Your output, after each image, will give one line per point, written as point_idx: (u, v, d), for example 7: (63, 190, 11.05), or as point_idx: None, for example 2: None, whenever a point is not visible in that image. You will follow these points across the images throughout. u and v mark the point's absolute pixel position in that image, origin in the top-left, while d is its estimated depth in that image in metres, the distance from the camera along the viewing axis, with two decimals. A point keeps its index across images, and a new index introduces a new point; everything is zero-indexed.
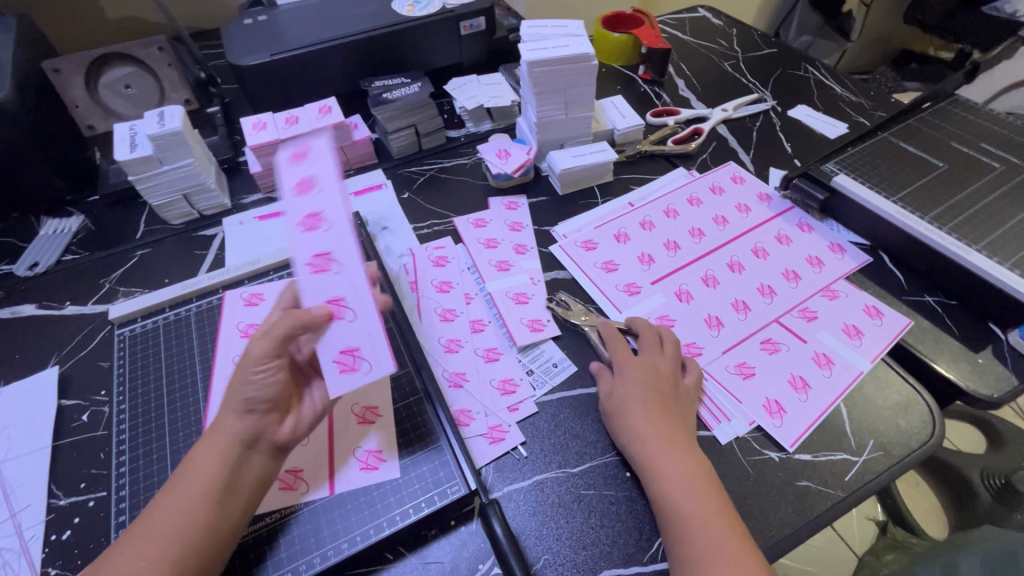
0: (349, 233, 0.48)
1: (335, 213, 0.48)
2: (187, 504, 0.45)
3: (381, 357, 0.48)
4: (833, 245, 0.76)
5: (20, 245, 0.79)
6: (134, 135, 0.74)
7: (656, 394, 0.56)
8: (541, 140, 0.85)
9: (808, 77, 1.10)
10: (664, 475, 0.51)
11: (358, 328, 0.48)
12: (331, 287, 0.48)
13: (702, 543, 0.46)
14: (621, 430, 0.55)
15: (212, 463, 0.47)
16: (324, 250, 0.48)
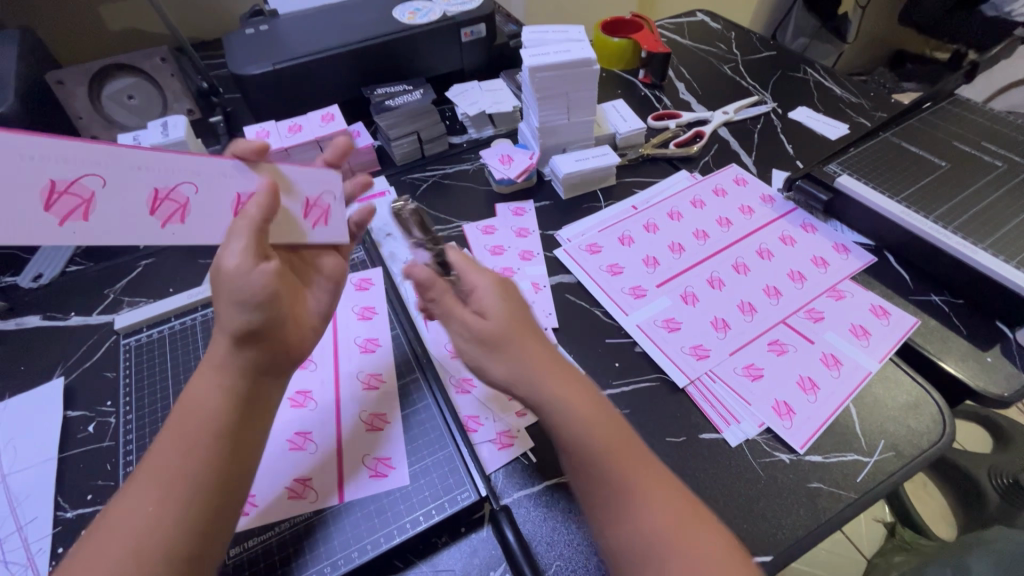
0: (117, 154, 0.42)
1: (73, 157, 0.40)
2: (191, 438, 0.42)
3: (330, 181, 0.55)
4: (838, 245, 0.76)
5: (24, 256, 0.79)
6: (139, 145, 0.74)
7: (520, 317, 0.50)
8: (544, 144, 0.85)
9: (807, 79, 1.10)
10: (570, 410, 0.45)
11: (298, 184, 0.52)
12: (208, 202, 0.47)
13: (624, 478, 0.44)
14: (510, 367, 0.47)
15: (215, 393, 0.44)
16: (148, 188, 0.44)
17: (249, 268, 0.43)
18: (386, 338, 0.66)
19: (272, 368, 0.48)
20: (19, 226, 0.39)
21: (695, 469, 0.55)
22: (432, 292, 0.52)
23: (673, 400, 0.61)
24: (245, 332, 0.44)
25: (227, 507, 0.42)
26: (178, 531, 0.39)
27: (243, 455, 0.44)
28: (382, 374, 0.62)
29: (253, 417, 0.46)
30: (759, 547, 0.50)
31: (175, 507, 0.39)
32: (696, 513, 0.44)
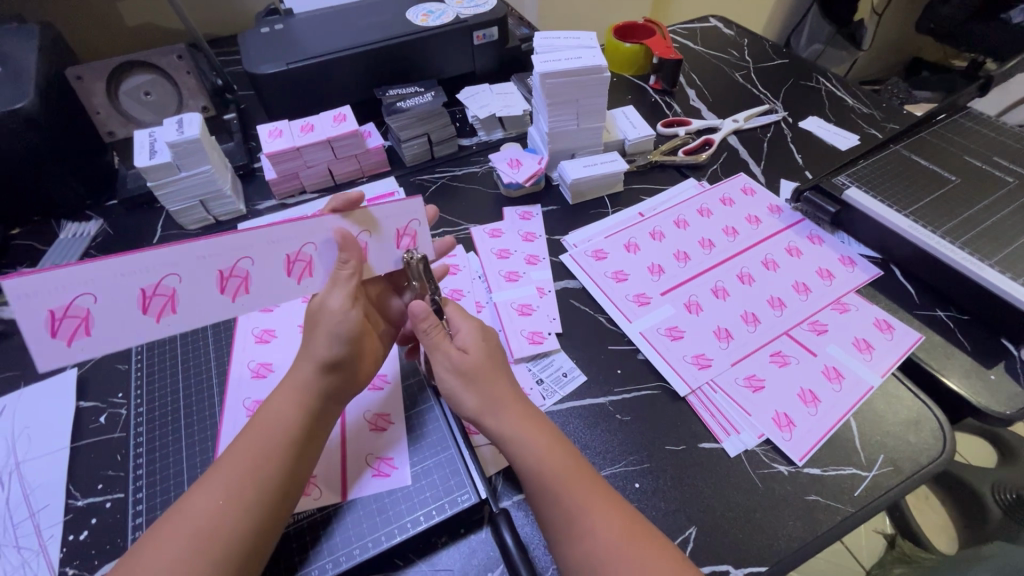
0: (254, 236, 0.50)
1: (226, 248, 0.50)
2: (268, 449, 0.49)
3: (414, 210, 0.56)
4: (844, 258, 0.76)
5: (39, 248, 0.80)
6: (155, 141, 0.76)
7: (495, 356, 0.56)
8: (553, 150, 0.86)
9: (819, 88, 1.10)
10: (526, 439, 0.51)
11: (386, 220, 0.56)
12: (327, 252, 0.54)
13: (577, 500, 0.48)
14: (477, 399, 0.53)
15: (292, 412, 0.52)
16: (281, 255, 0.52)
17: (343, 309, 0.53)
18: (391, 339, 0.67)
19: (342, 395, 0.56)
20: (210, 307, 0.51)
21: (694, 478, 0.56)
22: (421, 326, 0.55)
23: (674, 409, 0.61)
24: (331, 363, 0.53)
25: (286, 510, 0.49)
26: (244, 525, 0.45)
27: (303, 467, 0.51)
28: (387, 375, 0.63)
29: (318, 435, 0.53)
30: (755, 558, 0.51)
31: (242, 503, 0.46)
32: (645, 533, 0.47)
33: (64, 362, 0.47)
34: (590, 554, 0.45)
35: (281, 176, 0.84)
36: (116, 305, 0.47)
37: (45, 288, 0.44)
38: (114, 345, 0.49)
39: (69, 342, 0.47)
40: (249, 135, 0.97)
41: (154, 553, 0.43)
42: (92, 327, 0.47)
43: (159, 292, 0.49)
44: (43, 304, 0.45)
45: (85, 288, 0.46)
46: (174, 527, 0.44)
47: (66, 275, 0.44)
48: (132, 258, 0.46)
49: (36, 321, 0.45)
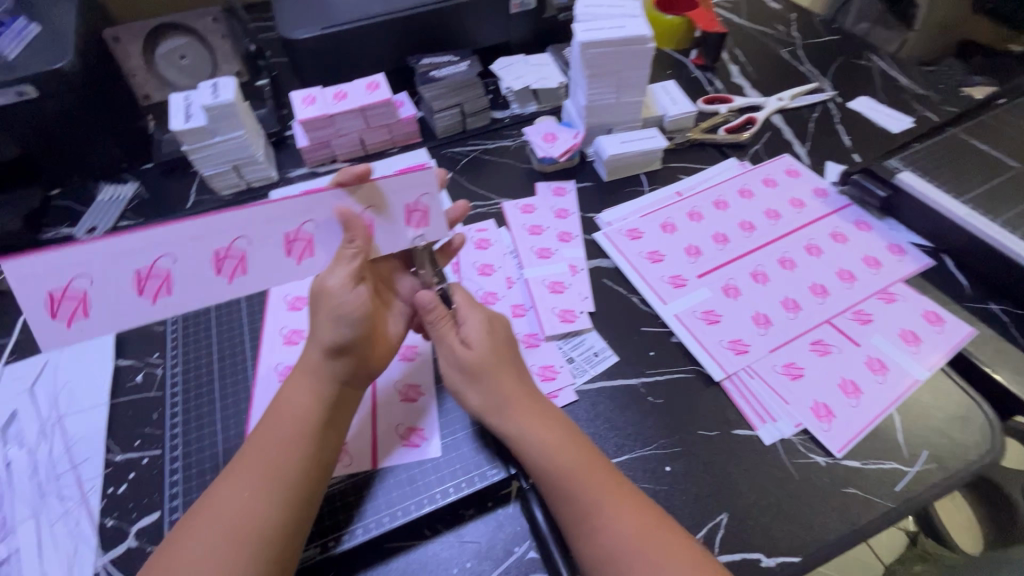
0: (248, 215, 0.49)
1: (220, 228, 0.49)
2: (288, 439, 0.47)
3: (425, 183, 0.54)
4: (893, 246, 0.73)
5: (78, 209, 0.82)
6: (189, 105, 0.75)
7: (502, 349, 0.54)
8: (589, 124, 0.83)
9: (871, 67, 1.04)
10: (534, 433, 0.49)
11: (395, 196, 0.54)
12: (328, 231, 0.52)
13: (590, 495, 0.46)
14: (484, 395, 0.52)
15: (308, 399, 0.50)
16: (280, 235, 0.51)
17: (347, 288, 0.51)
18: None
19: (357, 380, 0.54)
20: (208, 289, 0.51)
21: (727, 465, 0.54)
22: (429, 316, 0.55)
23: (708, 395, 0.60)
24: (337, 346, 0.51)
25: (314, 501, 0.47)
26: (271, 519, 0.44)
27: (327, 457, 0.49)
28: (417, 346, 0.63)
29: (337, 422, 0.51)
30: (788, 548, 0.49)
31: (267, 495, 0.44)
32: (662, 526, 0.45)
33: (67, 340, 0.49)
34: (607, 551, 0.44)
35: (313, 143, 0.83)
36: (111, 286, 0.48)
37: (41, 270, 0.45)
38: (112, 329, 0.50)
39: (68, 323, 0.48)
40: (281, 102, 0.96)
41: (186, 549, 0.42)
42: (88, 309, 0.48)
43: (153, 274, 0.49)
44: (40, 287, 0.46)
45: (79, 270, 0.47)
46: (202, 522, 0.43)
47: (60, 257, 0.45)
48: (122, 239, 0.46)
49: (36, 303, 0.46)
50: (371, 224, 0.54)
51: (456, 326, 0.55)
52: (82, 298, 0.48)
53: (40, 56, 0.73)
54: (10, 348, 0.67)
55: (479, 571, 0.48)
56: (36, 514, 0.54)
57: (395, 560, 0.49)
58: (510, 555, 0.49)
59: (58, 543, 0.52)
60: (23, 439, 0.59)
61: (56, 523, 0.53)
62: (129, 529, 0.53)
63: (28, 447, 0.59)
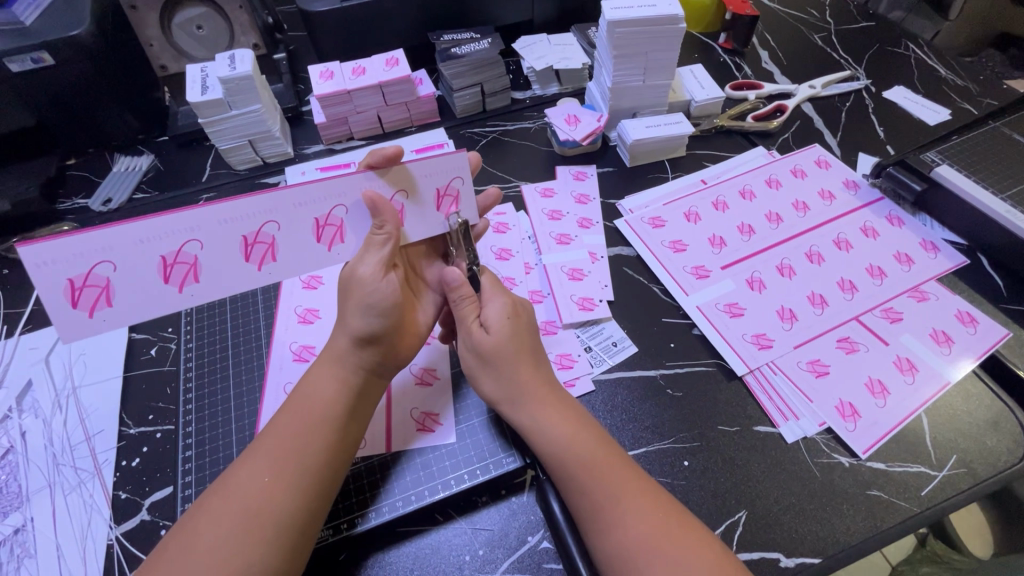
0: (279, 199, 0.48)
1: (250, 212, 0.48)
2: (311, 426, 0.47)
3: (456, 167, 0.53)
4: (926, 242, 0.70)
5: (93, 179, 0.81)
6: (206, 77, 0.74)
7: (522, 334, 0.52)
8: (613, 107, 0.81)
9: (908, 55, 1.00)
10: (549, 425, 0.48)
11: (425, 181, 0.52)
12: (358, 215, 0.51)
13: (604, 489, 0.45)
14: (498, 383, 0.51)
15: (333, 387, 0.49)
16: (310, 220, 0.50)
17: (379, 277, 0.49)
18: None
19: (385, 370, 0.53)
20: (237, 275, 0.50)
21: (747, 461, 0.53)
22: (455, 295, 0.53)
23: (729, 390, 0.58)
24: (365, 336, 0.50)
25: (332, 489, 0.46)
26: (289, 504, 0.43)
27: (348, 446, 0.48)
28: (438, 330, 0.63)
29: (361, 412, 0.51)
30: (808, 549, 0.48)
31: (286, 480, 0.44)
32: (681, 524, 0.43)
33: (90, 330, 0.47)
34: (622, 548, 0.42)
35: (330, 120, 0.81)
36: (136, 272, 0.47)
37: (64, 256, 0.44)
38: (136, 317, 0.48)
39: (90, 312, 0.47)
40: (297, 77, 0.94)
41: (204, 530, 0.41)
42: (111, 298, 0.47)
43: (180, 260, 0.48)
44: (61, 273, 0.44)
45: (102, 256, 0.45)
46: (219, 501, 0.43)
47: (85, 242, 0.44)
48: (150, 223, 0.45)
49: (57, 290, 0.45)
50: (401, 208, 0.53)
51: (476, 310, 0.53)
52: (104, 286, 0.46)
53: (55, 23, 0.72)
54: (25, 318, 0.66)
55: (491, 559, 0.48)
56: (51, 484, 0.54)
57: (407, 545, 0.49)
58: (523, 544, 0.49)
59: (72, 514, 0.52)
60: (38, 409, 0.59)
61: (70, 494, 0.53)
62: (142, 502, 0.53)
63: (43, 417, 0.59)
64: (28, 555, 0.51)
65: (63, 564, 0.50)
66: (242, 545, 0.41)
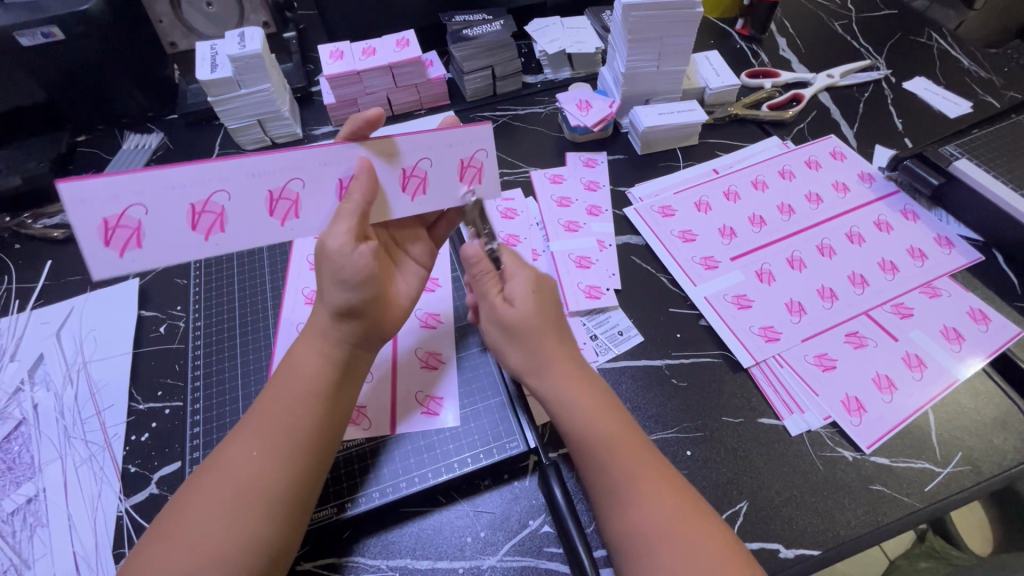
0: (308, 155, 0.48)
1: (279, 166, 0.48)
2: (300, 401, 0.47)
3: (479, 138, 0.52)
4: (941, 238, 0.69)
5: (103, 156, 0.81)
6: (215, 55, 0.73)
7: (547, 310, 0.52)
8: (626, 94, 0.79)
9: (930, 45, 0.97)
10: (573, 402, 0.48)
11: (448, 152, 0.52)
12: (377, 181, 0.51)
13: (617, 470, 0.45)
14: (523, 355, 0.51)
15: (318, 361, 0.49)
16: (334, 179, 0.50)
17: (350, 248, 0.46)
18: (446, 279, 0.66)
19: (370, 342, 0.53)
20: (261, 230, 0.49)
21: (751, 453, 0.53)
22: (475, 270, 0.52)
23: (734, 381, 0.58)
24: (343, 309, 0.49)
25: (323, 461, 0.47)
26: (279, 477, 0.44)
27: (337, 420, 0.49)
28: (441, 315, 0.62)
29: (347, 386, 0.51)
30: (809, 541, 0.48)
31: (275, 454, 0.44)
32: (692, 508, 0.44)
33: (116, 271, 0.47)
34: (631, 528, 0.43)
35: (340, 101, 0.81)
36: (166, 218, 0.46)
37: (100, 194, 0.44)
38: (163, 261, 0.48)
39: (121, 252, 0.46)
40: (307, 57, 0.93)
41: (196, 505, 0.42)
42: (142, 240, 0.46)
43: (208, 209, 0.47)
44: (96, 211, 0.45)
45: (136, 198, 0.45)
46: (211, 475, 0.43)
47: (122, 181, 0.44)
48: (182, 169, 0.45)
49: (90, 227, 0.45)
50: (422, 177, 0.52)
51: (502, 285, 0.53)
52: (136, 229, 0.46)
53: None
54: (37, 293, 0.67)
55: (492, 541, 0.49)
56: (62, 456, 0.55)
57: (410, 525, 0.50)
58: (524, 528, 0.50)
59: (83, 486, 0.53)
60: (50, 382, 0.60)
61: (81, 466, 0.54)
62: (151, 476, 0.54)
63: (54, 390, 0.59)
64: (40, 523, 0.52)
65: (75, 534, 0.51)
66: (235, 518, 0.41)
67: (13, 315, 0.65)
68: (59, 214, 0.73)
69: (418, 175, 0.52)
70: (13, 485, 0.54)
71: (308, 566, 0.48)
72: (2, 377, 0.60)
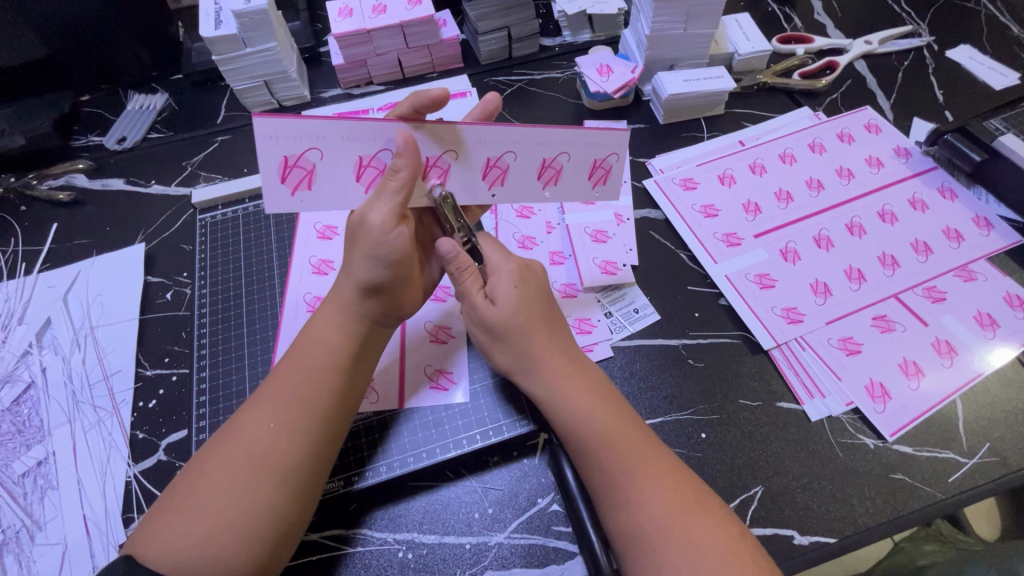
0: (474, 129, 0.47)
1: (442, 136, 0.47)
2: (316, 374, 0.46)
3: (618, 142, 0.50)
4: (979, 219, 0.65)
5: (107, 116, 0.78)
6: (219, 11, 0.70)
7: (531, 304, 0.49)
8: (650, 58, 0.75)
9: (978, 11, 0.91)
10: (574, 393, 0.47)
11: (587, 149, 0.51)
12: (524, 166, 0.50)
13: (621, 461, 0.44)
14: (509, 352, 0.49)
15: (333, 333, 0.48)
16: (482, 158, 0.49)
17: (389, 228, 0.45)
18: None
19: (388, 322, 0.51)
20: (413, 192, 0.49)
21: (767, 438, 0.52)
22: (453, 267, 0.49)
23: (752, 363, 0.56)
24: (370, 286, 0.47)
25: (337, 441, 0.46)
26: (293, 456, 0.42)
27: (353, 394, 0.48)
28: (451, 288, 0.61)
29: (365, 360, 0.49)
30: (823, 529, 0.47)
31: (290, 433, 0.43)
32: (702, 501, 0.42)
33: (285, 208, 0.48)
34: (636, 524, 0.42)
35: (348, 63, 0.77)
36: (338, 165, 0.47)
37: (286, 133, 0.45)
38: (330, 206, 0.48)
39: (294, 191, 0.47)
40: (316, 16, 0.90)
41: (211, 477, 0.41)
42: (314, 181, 0.47)
43: (437, 164, 0.49)
44: (280, 148, 0.45)
45: (316, 141, 0.45)
46: (223, 450, 0.42)
47: (308, 124, 0.45)
48: (359, 122, 0.45)
49: (272, 163, 0.46)
50: (558, 169, 0.52)
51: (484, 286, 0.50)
52: (310, 170, 0.47)
53: None
54: (43, 257, 0.66)
55: (500, 518, 0.48)
56: (71, 420, 0.55)
57: (417, 499, 0.49)
58: (532, 506, 0.49)
59: (93, 450, 0.53)
60: (57, 346, 0.60)
61: (90, 431, 0.54)
62: (159, 443, 0.54)
63: (62, 354, 0.59)
64: (50, 486, 0.52)
65: (85, 498, 0.51)
66: (251, 493, 0.41)
67: (20, 278, 0.65)
68: (63, 175, 0.72)
69: (554, 167, 0.51)
70: (22, 448, 0.54)
71: (314, 537, 0.48)
72: (10, 340, 0.60)
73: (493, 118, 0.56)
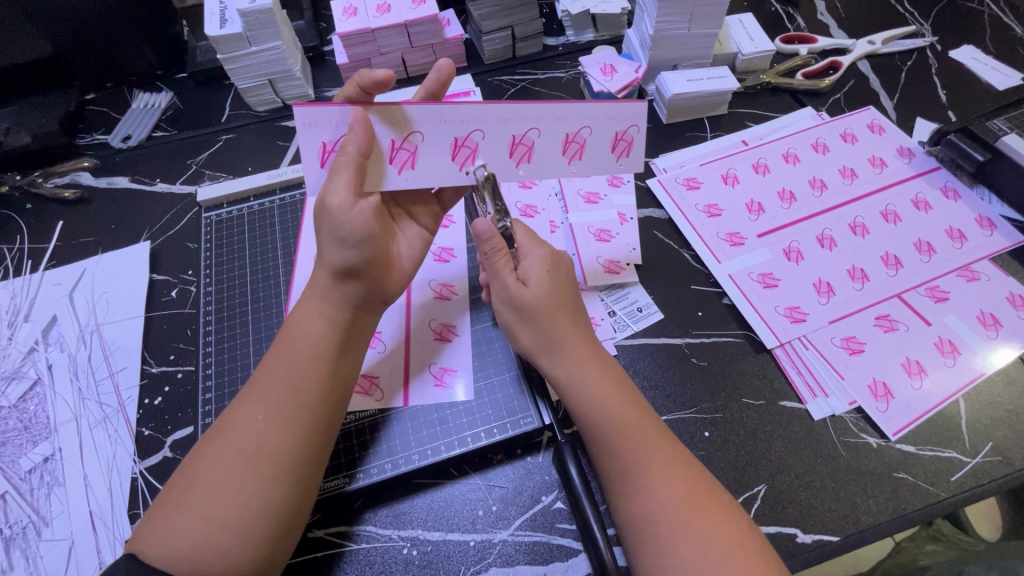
0: (500, 107, 0.48)
1: (468, 114, 0.48)
2: (305, 366, 0.46)
3: (637, 113, 0.51)
4: (982, 219, 0.65)
5: (112, 115, 0.79)
6: (225, 9, 0.70)
7: (563, 290, 0.50)
8: (654, 58, 0.75)
9: (981, 11, 0.91)
10: (581, 389, 0.47)
11: (607, 121, 0.51)
12: (550, 142, 0.51)
13: (628, 455, 0.44)
14: (536, 332, 0.49)
15: (320, 326, 0.48)
16: (509, 135, 0.50)
17: (350, 206, 0.45)
18: (461, 250, 0.63)
19: None
20: (445, 173, 0.50)
21: (770, 436, 0.52)
22: (487, 248, 0.49)
23: (755, 362, 0.56)
24: (344, 270, 0.47)
25: (330, 431, 0.46)
26: (286, 448, 0.43)
27: (344, 383, 0.48)
28: (455, 287, 0.61)
29: (353, 349, 0.50)
30: (826, 527, 0.48)
31: (280, 425, 0.43)
32: (706, 498, 0.42)
33: None
34: (641, 518, 0.42)
35: (352, 62, 0.78)
36: None
37: (322, 119, 0.47)
38: None
39: None
40: (320, 16, 0.90)
41: (205, 474, 0.41)
42: None
43: (404, 146, 0.48)
44: (318, 136, 0.47)
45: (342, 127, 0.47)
46: (217, 445, 0.43)
47: (336, 111, 0.46)
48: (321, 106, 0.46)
49: (312, 148, 0.48)
50: (581, 144, 0.52)
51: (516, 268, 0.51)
52: None
53: None
54: (49, 254, 0.67)
55: (504, 516, 0.49)
56: (77, 417, 0.56)
57: (421, 496, 0.50)
58: (536, 503, 0.49)
59: (99, 446, 0.54)
60: (63, 343, 0.60)
61: (96, 428, 0.55)
62: (165, 440, 0.54)
63: (68, 351, 0.59)
64: (56, 483, 0.52)
65: (91, 495, 0.51)
66: (246, 487, 0.41)
67: (25, 275, 0.65)
68: (69, 173, 0.72)
69: (577, 141, 0.52)
70: (29, 444, 0.54)
71: (320, 533, 0.48)
72: (17, 337, 0.60)
73: (449, 87, 0.55)
